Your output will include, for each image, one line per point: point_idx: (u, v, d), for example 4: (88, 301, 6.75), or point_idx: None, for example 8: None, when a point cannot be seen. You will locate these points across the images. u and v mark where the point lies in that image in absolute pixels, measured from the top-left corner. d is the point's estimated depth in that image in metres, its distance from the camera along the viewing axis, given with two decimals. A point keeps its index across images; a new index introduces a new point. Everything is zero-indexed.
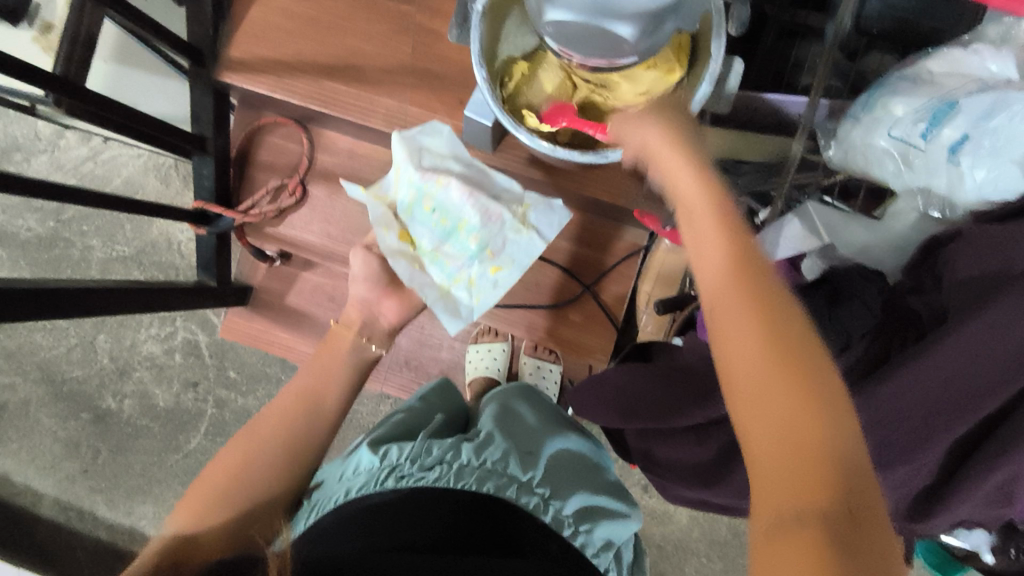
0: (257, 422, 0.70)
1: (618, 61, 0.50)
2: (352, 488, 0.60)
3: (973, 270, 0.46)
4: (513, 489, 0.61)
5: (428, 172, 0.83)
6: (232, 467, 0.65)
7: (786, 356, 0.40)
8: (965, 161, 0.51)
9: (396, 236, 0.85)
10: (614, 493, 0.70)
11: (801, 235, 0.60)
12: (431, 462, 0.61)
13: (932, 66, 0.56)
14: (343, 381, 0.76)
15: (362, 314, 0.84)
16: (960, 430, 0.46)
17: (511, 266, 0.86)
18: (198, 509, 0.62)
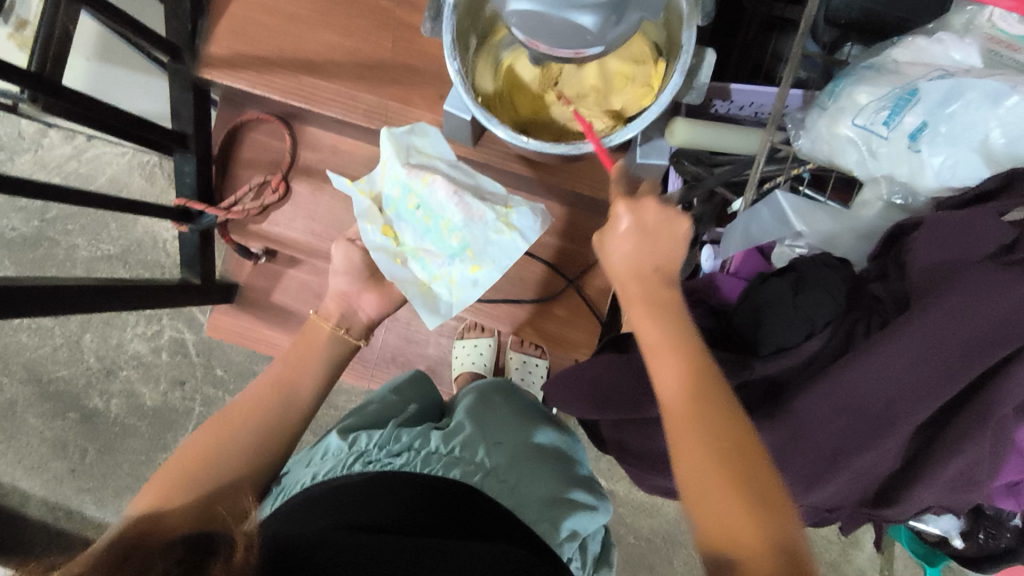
0: (233, 406, 0.70)
1: (584, 52, 0.49)
2: (319, 472, 0.61)
3: (933, 256, 0.46)
4: (479, 477, 0.61)
5: (414, 170, 0.81)
6: (202, 453, 0.65)
7: (731, 451, 0.48)
8: (925, 149, 0.52)
9: (378, 231, 0.83)
10: (583, 486, 0.71)
11: (772, 225, 0.61)
12: (399, 449, 0.62)
13: (897, 54, 0.56)
14: (318, 374, 0.76)
15: (340, 306, 0.83)
16: (923, 414, 0.47)
17: (492, 267, 0.83)
18: (165, 491, 0.61)
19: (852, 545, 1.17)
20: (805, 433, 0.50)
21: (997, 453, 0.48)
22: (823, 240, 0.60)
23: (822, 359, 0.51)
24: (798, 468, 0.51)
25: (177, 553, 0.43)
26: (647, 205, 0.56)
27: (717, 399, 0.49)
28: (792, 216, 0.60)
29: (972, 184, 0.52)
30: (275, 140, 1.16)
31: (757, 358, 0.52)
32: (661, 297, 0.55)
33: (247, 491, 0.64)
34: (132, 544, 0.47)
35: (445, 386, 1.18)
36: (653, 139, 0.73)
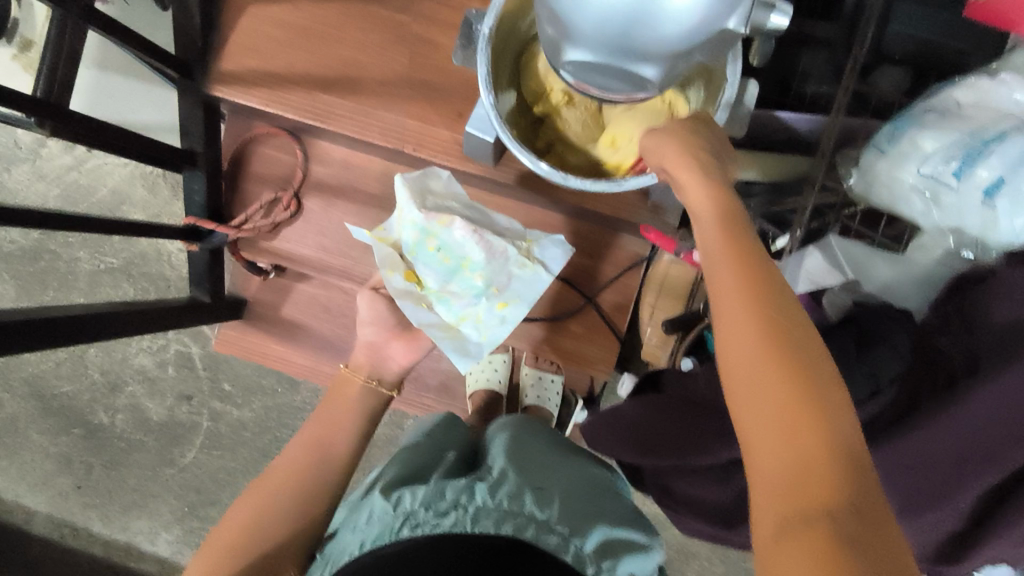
0: (269, 474, 0.72)
1: (635, 97, 0.48)
2: (366, 539, 0.59)
3: (1006, 315, 0.45)
4: (532, 530, 0.59)
5: (431, 213, 0.81)
6: (245, 518, 0.67)
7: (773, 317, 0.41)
8: (1002, 204, 0.50)
9: (401, 278, 0.84)
10: (633, 523, 0.69)
11: (822, 268, 0.61)
12: (446, 507, 0.60)
13: (959, 96, 0.55)
14: (351, 427, 0.79)
15: (370, 357, 0.86)
16: (994, 476, 0.45)
17: (518, 302, 0.84)
18: (210, 563, 0.63)
19: None
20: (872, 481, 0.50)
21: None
22: (880, 288, 0.59)
23: (887, 417, 0.50)
24: None
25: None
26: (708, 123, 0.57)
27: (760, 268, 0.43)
28: (843, 262, 0.60)
29: None
30: (285, 154, 1.10)
31: None
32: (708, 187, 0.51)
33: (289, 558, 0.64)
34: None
35: (459, 403, 1.16)
36: None
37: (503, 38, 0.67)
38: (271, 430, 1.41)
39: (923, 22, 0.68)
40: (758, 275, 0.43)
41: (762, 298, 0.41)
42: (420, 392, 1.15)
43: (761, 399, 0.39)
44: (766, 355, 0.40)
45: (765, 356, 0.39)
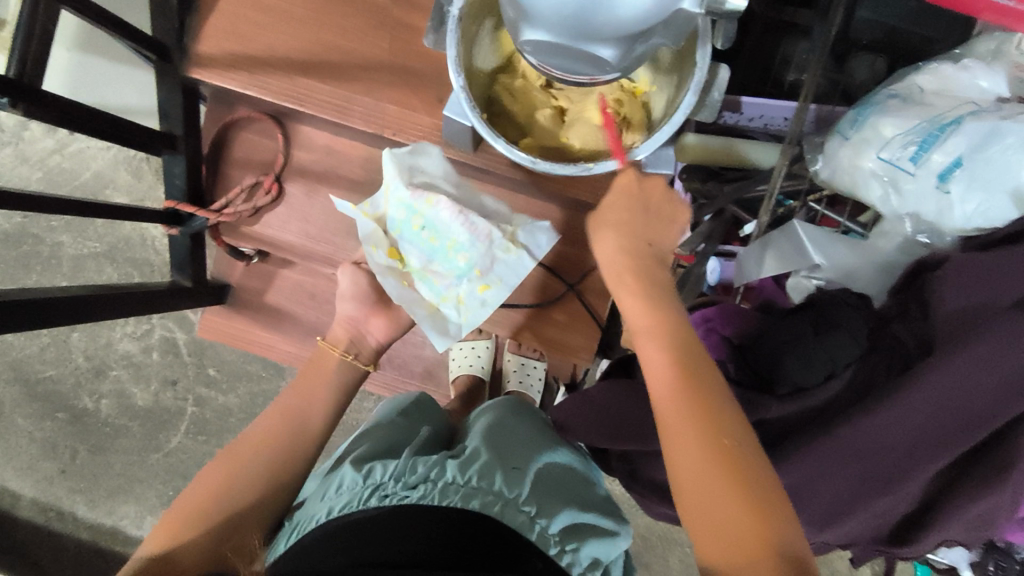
0: (242, 439, 0.73)
1: (599, 79, 0.48)
2: (334, 507, 0.59)
3: (962, 302, 0.45)
4: (499, 507, 0.60)
5: (418, 191, 0.81)
6: (214, 485, 0.67)
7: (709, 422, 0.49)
8: (956, 190, 0.50)
9: (384, 254, 0.84)
10: (603, 510, 0.70)
11: (784, 256, 0.60)
12: (416, 480, 0.61)
13: (923, 82, 0.55)
14: (327, 401, 0.79)
15: (349, 333, 0.85)
16: (941, 462, 0.47)
17: (500, 286, 0.83)
18: (176, 526, 0.63)
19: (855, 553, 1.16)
20: (821, 473, 0.49)
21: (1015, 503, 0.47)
22: (842, 275, 0.58)
23: (845, 398, 0.50)
24: (815, 503, 0.51)
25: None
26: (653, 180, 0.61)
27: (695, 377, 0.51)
28: (809, 246, 0.59)
29: (1005, 223, 0.49)
30: (267, 139, 1.10)
31: (773, 399, 0.52)
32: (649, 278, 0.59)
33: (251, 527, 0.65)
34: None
35: (442, 390, 1.16)
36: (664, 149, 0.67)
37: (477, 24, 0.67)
38: (257, 416, 1.42)
39: (891, 7, 0.68)
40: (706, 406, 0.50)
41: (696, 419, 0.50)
42: (403, 378, 1.15)
43: (706, 502, 0.48)
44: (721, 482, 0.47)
45: (722, 483, 0.47)
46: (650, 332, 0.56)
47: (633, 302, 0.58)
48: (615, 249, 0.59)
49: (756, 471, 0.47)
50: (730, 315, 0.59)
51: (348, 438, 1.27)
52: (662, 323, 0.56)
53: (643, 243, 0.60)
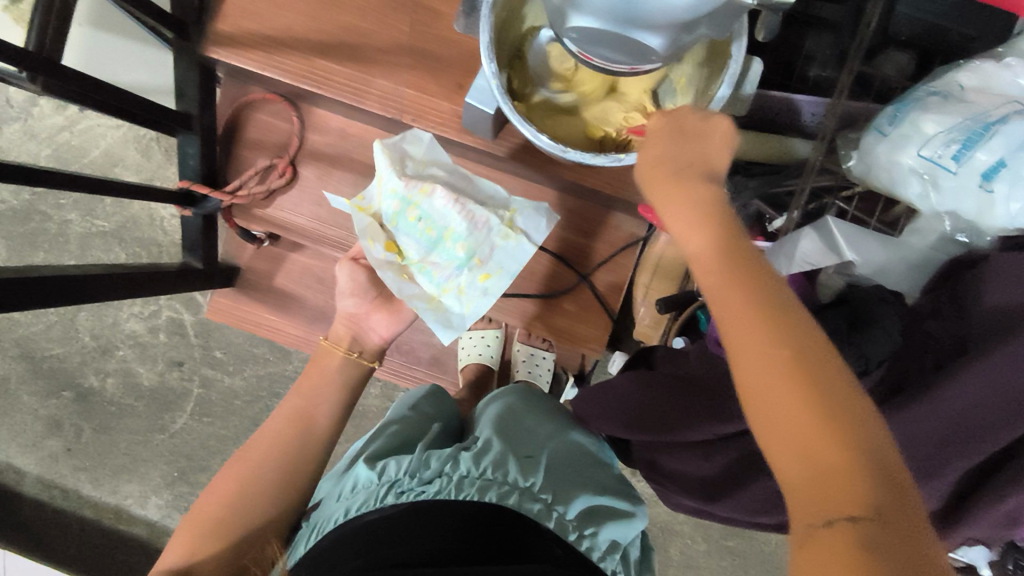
0: (252, 444, 0.72)
1: (640, 67, 0.48)
2: (352, 507, 0.59)
3: (1001, 298, 0.45)
4: (515, 497, 0.59)
5: (412, 182, 0.81)
6: (226, 494, 0.67)
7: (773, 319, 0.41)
8: (999, 190, 0.49)
9: (382, 247, 0.82)
10: (618, 492, 0.70)
11: (818, 249, 0.59)
12: (430, 475, 0.60)
13: (963, 80, 0.54)
14: (334, 400, 0.78)
15: (351, 329, 0.85)
16: (976, 457, 0.46)
17: (500, 273, 0.82)
18: (196, 535, 0.64)
19: None
20: None
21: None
22: (874, 271, 0.57)
23: (877, 394, 0.49)
24: None
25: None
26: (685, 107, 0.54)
27: (756, 279, 0.43)
28: (841, 242, 0.58)
29: None
30: (280, 121, 1.09)
31: None
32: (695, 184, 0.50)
33: (272, 535, 0.66)
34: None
35: (449, 377, 1.16)
36: None
37: (507, 15, 0.67)
38: (262, 399, 1.42)
39: (931, 4, 0.68)
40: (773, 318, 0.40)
41: (761, 316, 0.40)
42: (411, 364, 1.15)
43: (779, 414, 0.38)
44: (789, 385, 0.38)
45: (788, 381, 0.38)
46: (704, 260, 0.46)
47: (686, 230, 0.48)
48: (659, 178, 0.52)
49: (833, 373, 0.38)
50: None
51: (354, 422, 1.27)
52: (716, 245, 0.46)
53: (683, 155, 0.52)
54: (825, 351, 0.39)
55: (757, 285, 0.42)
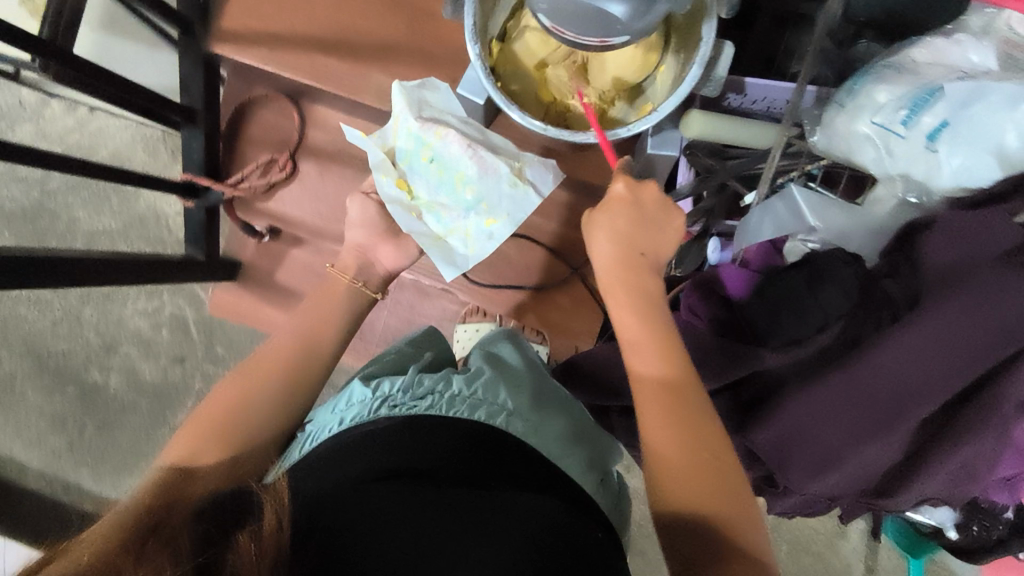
0: (255, 358, 0.70)
1: (608, 40, 0.52)
2: (346, 418, 0.60)
3: (946, 255, 0.47)
4: (503, 418, 0.59)
5: (427, 123, 0.76)
6: (228, 404, 0.66)
7: (688, 424, 0.55)
8: (943, 149, 0.52)
9: (392, 184, 0.78)
10: (599, 436, 0.69)
11: (788, 216, 0.61)
12: (423, 392, 0.61)
13: (915, 55, 0.56)
14: (337, 326, 0.74)
15: (357, 259, 0.80)
16: (928, 408, 0.48)
17: (506, 221, 0.77)
18: (197, 438, 0.63)
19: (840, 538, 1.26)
20: (818, 417, 0.52)
21: (993, 456, 0.49)
22: (835, 236, 0.59)
23: (834, 350, 0.51)
24: (808, 452, 0.53)
25: (209, 516, 0.50)
26: (648, 187, 0.60)
27: (680, 391, 0.56)
28: (803, 208, 0.60)
29: (989, 182, 0.52)
30: (283, 119, 1.13)
31: (769, 349, 0.53)
32: (643, 286, 0.60)
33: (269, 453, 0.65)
34: (154, 526, 0.48)
35: None
36: (664, 129, 0.72)
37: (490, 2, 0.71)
38: None
39: None
40: (683, 404, 0.56)
41: (680, 423, 0.55)
42: None
43: (686, 495, 0.54)
44: (696, 476, 0.54)
45: (696, 473, 0.54)
46: (638, 344, 0.59)
47: (625, 315, 0.60)
48: (611, 259, 0.61)
49: (724, 468, 0.55)
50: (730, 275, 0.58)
51: None
52: (653, 336, 0.59)
53: (636, 254, 0.61)
54: (722, 453, 0.55)
55: (682, 396, 0.56)
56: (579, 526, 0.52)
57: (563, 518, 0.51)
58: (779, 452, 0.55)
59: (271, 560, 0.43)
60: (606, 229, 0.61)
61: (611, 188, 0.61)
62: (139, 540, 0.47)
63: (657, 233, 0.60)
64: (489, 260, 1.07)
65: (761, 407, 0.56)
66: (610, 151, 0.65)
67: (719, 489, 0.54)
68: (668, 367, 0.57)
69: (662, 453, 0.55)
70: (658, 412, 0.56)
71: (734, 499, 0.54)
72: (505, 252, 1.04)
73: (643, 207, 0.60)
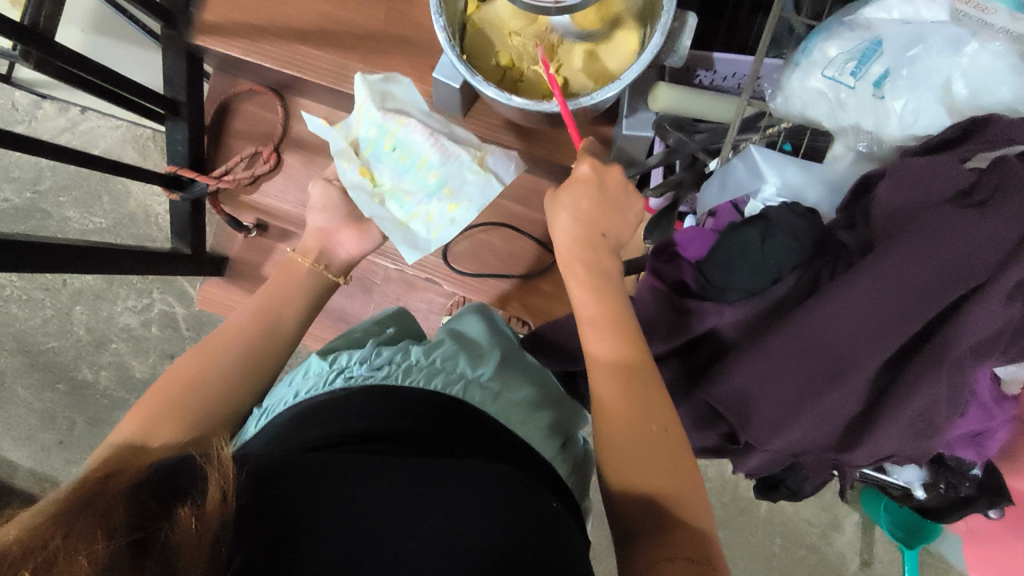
0: (210, 336, 0.66)
1: (563, 2, 0.57)
2: (301, 390, 0.58)
3: (894, 201, 0.49)
4: (462, 385, 0.57)
5: (389, 112, 0.78)
6: (184, 377, 0.62)
7: (637, 402, 0.54)
8: (889, 96, 0.55)
9: (356, 171, 0.79)
10: (565, 404, 0.68)
11: (746, 176, 0.62)
12: (380, 362, 0.59)
13: (869, 13, 0.57)
14: (302, 303, 0.73)
15: (320, 243, 0.79)
16: (884, 353, 0.50)
17: (469, 206, 0.79)
18: (150, 416, 0.58)
19: (833, 528, 1.26)
20: (777, 370, 0.53)
21: (943, 399, 0.52)
22: (794, 194, 0.60)
23: (790, 299, 0.54)
24: (767, 404, 0.54)
25: (150, 486, 0.42)
26: (611, 170, 0.61)
27: (628, 373, 0.55)
28: (764, 168, 0.61)
29: (934, 128, 0.54)
30: (268, 112, 1.14)
31: (728, 305, 0.56)
32: (600, 266, 0.60)
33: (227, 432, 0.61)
34: (88, 496, 0.40)
35: None
36: (638, 109, 0.73)
37: None
38: None
39: None
40: (631, 380, 0.55)
41: (626, 402, 0.54)
42: None
43: (638, 473, 0.52)
44: (647, 454, 0.53)
45: (645, 450, 0.53)
46: (595, 322, 0.58)
47: (580, 292, 0.59)
48: (569, 238, 0.60)
49: (672, 445, 0.53)
50: (693, 238, 0.61)
51: None
52: (606, 311, 0.58)
53: (596, 236, 0.60)
54: (670, 432, 0.54)
55: (629, 376, 0.55)
56: (540, 495, 0.46)
57: (526, 483, 0.46)
58: (739, 405, 0.55)
59: (213, 538, 0.38)
60: (562, 206, 0.60)
61: (575, 167, 0.61)
62: (76, 506, 0.39)
63: (616, 216, 0.61)
64: (473, 249, 1.07)
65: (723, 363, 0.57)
66: (573, 127, 0.64)
67: (669, 464, 0.53)
68: (619, 345, 0.56)
69: (611, 428, 0.54)
70: (609, 392, 0.55)
71: (685, 478, 0.53)
72: (488, 240, 1.05)
73: (600, 189, 0.60)
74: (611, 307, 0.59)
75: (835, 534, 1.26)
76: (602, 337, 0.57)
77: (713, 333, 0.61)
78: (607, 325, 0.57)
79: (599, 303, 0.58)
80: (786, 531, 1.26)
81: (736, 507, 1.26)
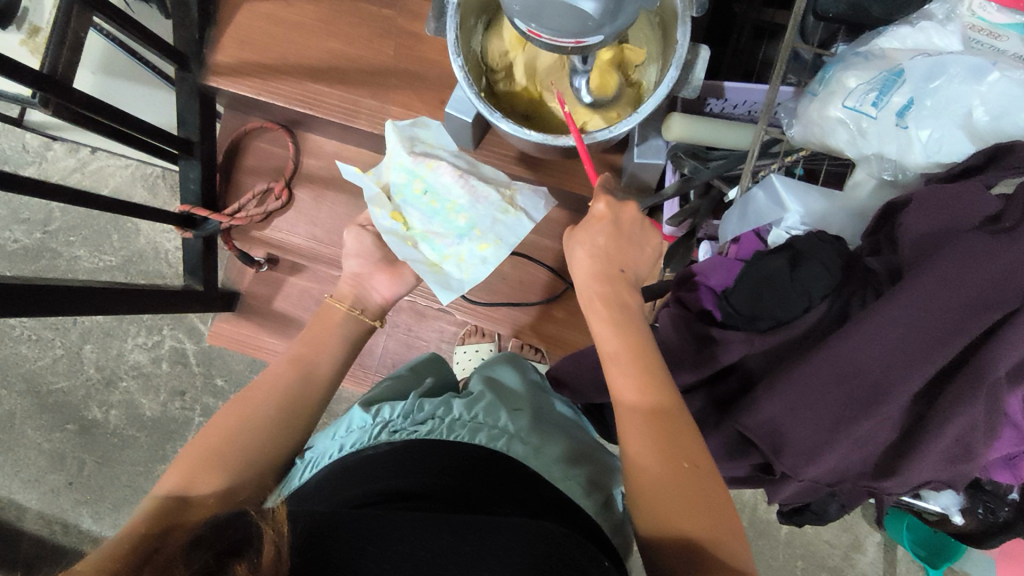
0: (252, 386, 0.65)
1: (584, 41, 0.57)
2: (346, 445, 0.58)
3: (923, 228, 0.50)
4: (504, 441, 0.57)
5: (419, 157, 0.79)
6: (225, 428, 0.61)
7: (677, 447, 0.53)
8: (912, 124, 0.55)
9: (387, 216, 0.78)
10: (603, 455, 0.67)
11: (767, 205, 0.62)
12: (423, 417, 0.59)
13: (883, 43, 0.59)
14: (338, 351, 0.71)
15: (353, 288, 0.76)
16: (920, 381, 0.49)
17: (498, 245, 0.79)
18: (191, 466, 0.58)
19: (855, 548, 1.24)
20: (814, 401, 0.52)
21: (984, 428, 0.51)
22: (817, 219, 0.61)
23: (821, 330, 0.55)
24: (801, 436, 0.54)
25: (198, 551, 0.41)
26: (627, 207, 0.62)
27: (666, 418, 0.55)
28: (784, 196, 0.61)
29: (957, 157, 0.56)
30: (277, 148, 1.16)
31: (756, 333, 0.56)
32: (627, 306, 0.60)
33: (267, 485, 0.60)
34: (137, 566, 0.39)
35: None
36: (648, 139, 0.77)
37: (471, 14, 0.73)
38: None
39: None
40: (669, 425, 0.54)
41: (662, 446, 0.53)
42: None
43: (677, 517, 0.51)
44: (688, 500, 0.52)
45: (685, 497, 0.52)
46: (618, 358, 0.57)
47: (602, 328, 0.59)
48: (588, 274, 0.60)
49: (710, 490, 0.53)
50: (715, 267, 0.61)
51: None
52: (629, 347, 0.57)
53: (616, 271, 0.60)
54: (709, 479, 0.53)
55: (670, 423, 0.54)
56: (588, 553, 0.45)
57: (573, 540, 0.45)
58: (774, 437, 0.55)
59: None
60: (583, 243, 0.61)
61: (591, 207, 0.62)
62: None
63: (639, 252, 0.62)
64: (486, 279, 1.07)
65: (752, 396, 0.57)
66: (589, 162, 0.64)
67: (708, 512, 0.51)
68: (658, 392, 0.56)
69: (648, 469, 0.53)
70: (646, 439, 0.54)
71: (724, 527, 0.51)
72: (500, 269, 1.05)
73: (622, 227, 0.61)
74: (651, 352, 0.58)
75: (858, 555, 1.24)
76: (639, 381, 0.56)
77: (742, 363, 0.61)
78: (643, 369, 0.56)
79: (635, 347, 0.57)
80: (808, 553, 1.25)
81: (756, 531, 1.24)
